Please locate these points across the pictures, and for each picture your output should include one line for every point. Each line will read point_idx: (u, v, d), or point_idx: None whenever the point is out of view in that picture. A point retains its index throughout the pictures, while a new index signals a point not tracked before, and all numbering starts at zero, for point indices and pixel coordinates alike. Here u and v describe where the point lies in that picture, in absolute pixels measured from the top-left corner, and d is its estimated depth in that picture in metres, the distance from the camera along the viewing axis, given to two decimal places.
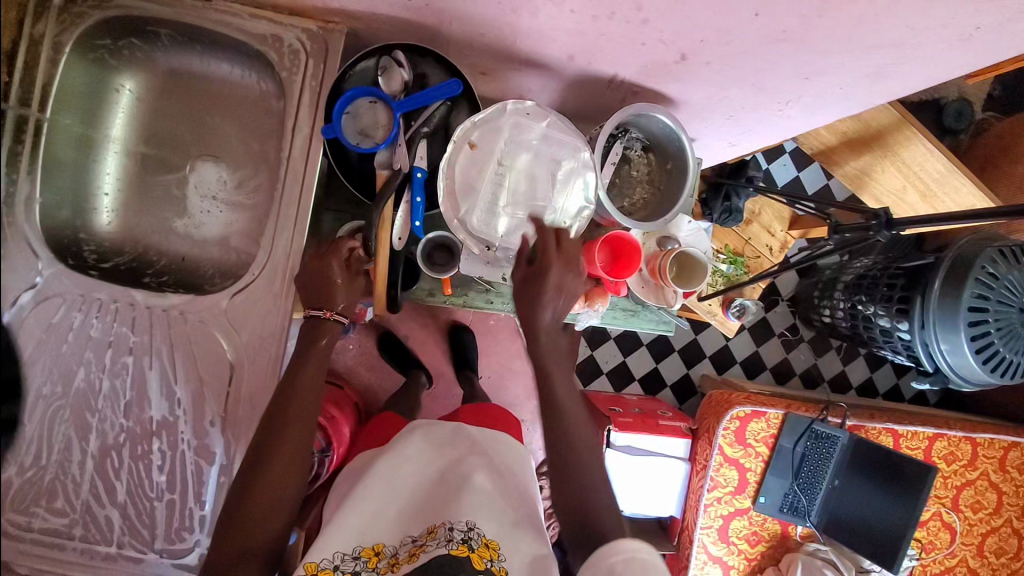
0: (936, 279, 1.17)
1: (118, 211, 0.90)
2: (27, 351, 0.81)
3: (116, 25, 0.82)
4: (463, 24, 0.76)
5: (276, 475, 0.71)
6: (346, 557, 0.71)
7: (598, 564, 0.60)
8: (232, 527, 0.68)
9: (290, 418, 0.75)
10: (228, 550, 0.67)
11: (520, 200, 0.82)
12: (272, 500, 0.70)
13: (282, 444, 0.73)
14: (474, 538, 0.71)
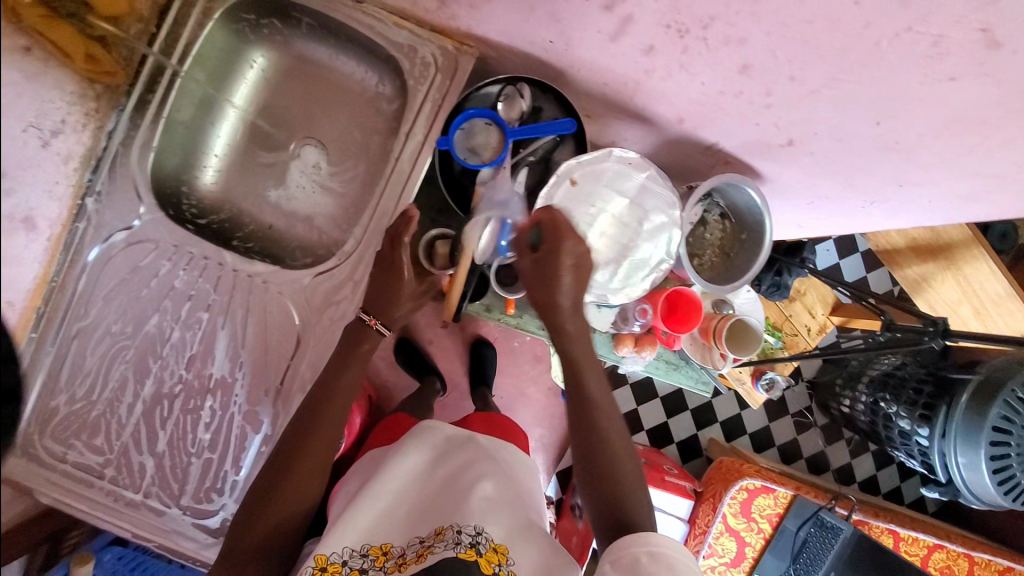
0: (964, 393, 1.19)
1: (221, 173, 0.94)
2: (112, 287, 0.84)
3: (264, 6, 0.89)
4: (590, 72, 0.81)
5: (305, 474, 0.72)
6: (353, 553, 0.70)
7: (622, 552, 0.64)
8: (255, 518, 0.70)
9: (323, 413, 0.75)
10: (252, 539, 0.70)
11: (605, 242, 0.85)
12: (297, 493, 0.72)
13: (315, 442, 0.74)
14: (483, 543, 0.68)
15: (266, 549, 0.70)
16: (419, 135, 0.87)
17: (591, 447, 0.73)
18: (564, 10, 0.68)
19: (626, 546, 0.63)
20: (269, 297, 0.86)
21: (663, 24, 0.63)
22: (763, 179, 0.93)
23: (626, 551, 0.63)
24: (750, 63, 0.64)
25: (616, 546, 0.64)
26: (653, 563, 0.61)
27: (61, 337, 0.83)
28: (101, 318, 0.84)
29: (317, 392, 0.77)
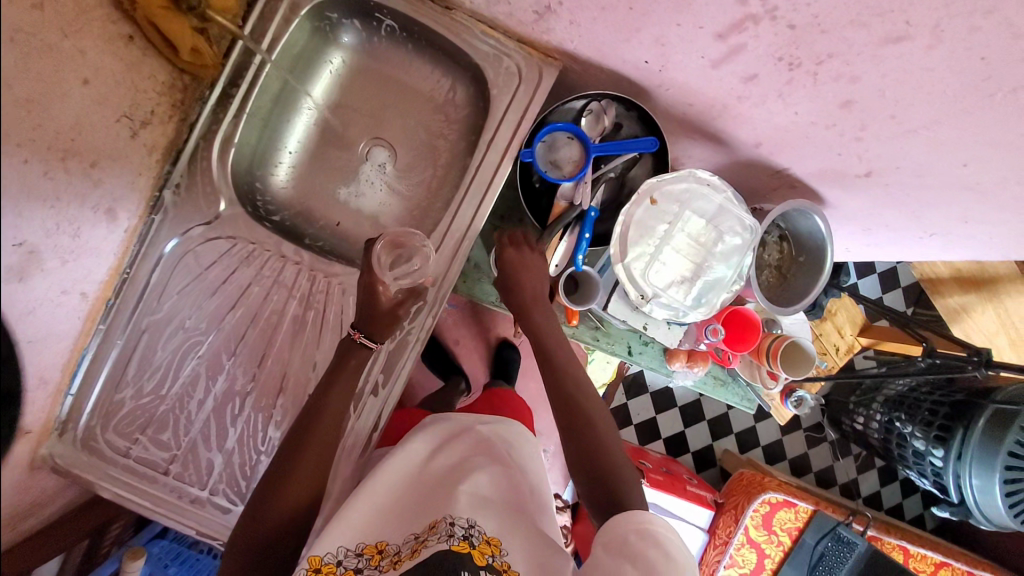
0: (982, 415, 1.13)
1: (294, 170, 0.94)
2: (186, 284, 0.85)
3: (350, 4, 0.88)
4: (677, 93, 0.81)
5: (302, 477, 0.72)
6: (349, 552, 0.64)
7: (612, 536, 0.63)
8: (256, 525, 0.70)
9: (319, 418, 0.76)
10: (252, 543, 0.69)
11: (680, 260, 0.87)
12: (302, 495, 0.72)
13: (310, 445, 0.74)
14: (475, 535, 0.65)
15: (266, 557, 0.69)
16: (501, 145, 0.86)
17: (588, 454, 0.74)
18: (671, 34, 0.69)
19: (617, 528, 0.63)
20: (342, 302, 0.89)
21: (774, 57, 0.65)
22: (826, 205, 0.95)
23: (617, 531, 0.63)
24: (851, 98, 0.66)
25: (608, 528, 0.64)
26: (641, 541, 0.61)
27: (133, 330, 0.84)
28: (174, 313, 0.85)
29: (316, 400, 0.77)
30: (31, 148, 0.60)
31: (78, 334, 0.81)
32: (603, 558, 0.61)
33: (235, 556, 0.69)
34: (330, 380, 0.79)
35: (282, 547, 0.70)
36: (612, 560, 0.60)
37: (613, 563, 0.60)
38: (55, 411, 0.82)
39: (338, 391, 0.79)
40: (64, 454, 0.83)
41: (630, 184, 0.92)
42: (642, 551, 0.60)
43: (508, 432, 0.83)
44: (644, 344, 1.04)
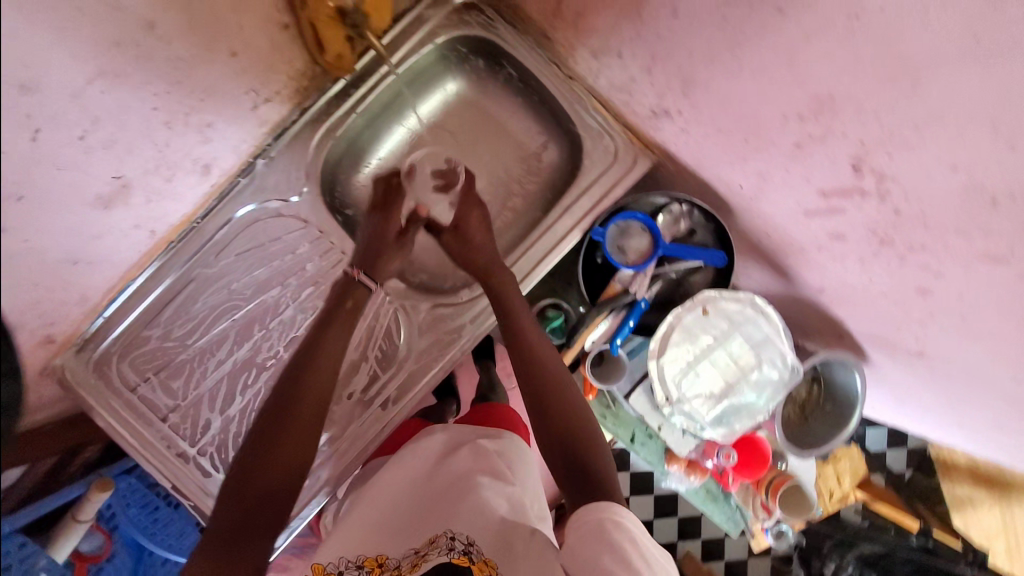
0: None
1: (377, 174, 0.97)
2: (246, 249, 0.88)
3: (482, 45, 0.92)
4: (760, 220, 0.83)
5: (293, 445, 0.68)
6: (350, 563, 0.64)
7: (582, 521, 0.58)
8: (239, 498, 0.63)
9: (307, 371, 0.73)
10: (225, 525, 0.60)
11: (714, 374, 0.87)
12: (285, 462, 0.67)
13: (299, 405, 0.71)
14: (474, 553, 0.61)
15: (246, 531, 0.60)
16: (578, 215, 0.88)
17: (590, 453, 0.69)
18: (775, 175, 0.71)
19: (590, 514, 0.58)
20: (382, 312, 0.91)
21: (869, 228, 0.67)
22: (867, 363, 0.95)
23: (592, 519, 0.58)
24: (929, 289, 0.68)
25: (575, 518, 0.59)
26: (619, 531, 0.56)
27: (182, 276, 0.86)
28: (224, 272, 0.87)
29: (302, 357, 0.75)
30: (164, 99, 0.64)
31: (131, 266, 0.83)
32: (576, 548, 0.56)
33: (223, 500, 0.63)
34: (320, 334, 0.77)
35: (260, 529, 0.62)
36: (587, 550, 0.55)
37: (589, 552, 0.55)
38: (82, 327, 0.83)
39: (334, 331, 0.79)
40: (75, 370, 0.84)
41: (686, 287, 0.93)
42: (622, 545, 0.55)
43: (514, 450, 0.74)
44: (647, 436, 1.04)
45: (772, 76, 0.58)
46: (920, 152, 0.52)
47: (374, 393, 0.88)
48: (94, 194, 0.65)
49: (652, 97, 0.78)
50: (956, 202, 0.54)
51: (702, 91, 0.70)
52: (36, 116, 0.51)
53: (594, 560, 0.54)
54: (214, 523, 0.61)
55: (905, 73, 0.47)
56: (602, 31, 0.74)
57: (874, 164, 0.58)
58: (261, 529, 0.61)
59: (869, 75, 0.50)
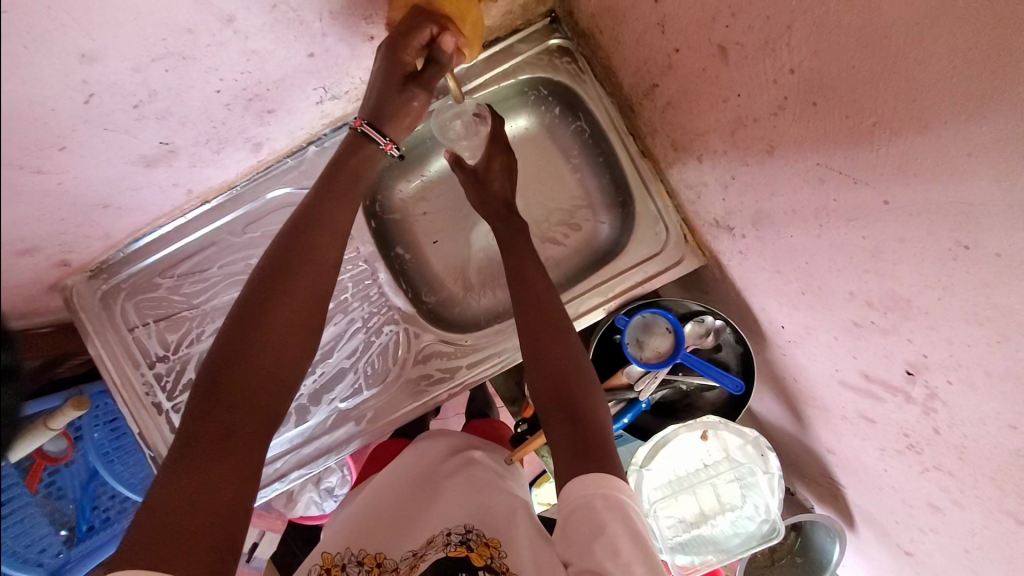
0: None
1: (421, 188, 0.95)
2: (272, 229, 0.87)
3: (565, 92, 0.89)
4: (791, 363, 0.79)
5: (265, 342, 0.56)
6: (353, 558, 0.65)
7: (577, 503, 0.58)
8: (215, 410, 0.52)
9: (304, 253, 0.61)
10: (218, 429, 0.51)
11: (693, 501, 0.84)
12: (264, 381, 0.55)
13: (292, 305, 0.59)
14: (473, 539, 0.64)
15: (233, 439, 0.51)
16: (608, 296, 0.86)
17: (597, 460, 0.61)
18: (821, 334, 0.67)
19: (578, 496, 0.59)
20: (385, 328, 0.90)
21: (901, 429, 0.61)
22: (852, 540, 0.89)
23: (582, 497, 0.58)
24: (941, 509, 0.62)
25: (562, 503, 0.60)
26: (607, 510, 0.57)
27: (208, 237, 0.87)
28: (248, 246, 0.87)
29: (287, 256, 0.61)
30: (229, 84, 0.64)
31: (162, 215, 0.83)
32: (571, 537, 0.57)
33: (158, 503, 0.46)
34: (319, 220, 0.64)
35: (235, 444, 0.51)
36: (582, 537, 0.56)
37: (582, 541, 0.56)
38: (100, 258, 0.84)
39: (341, 207, 0.65)
40: (83, 293, 0.85)
41: (691, 399, 0.90)
42: (612, 532, 0.56)
43: (507, 472, 0.78)
44: None
45: (852, 252, 0.54)
46: (983, 395, 0.48)
47: (354, 406, 0.87)
48: (139, 153, 0.65)
49: (720, 209, 0.73)
50: (1005, 452, 0.49)
51: (772, 229, 0.65)
52: (93, 83, 0.53)
53: (588, 546, 0.55)
54: (195, 432, 0.51)
55: (993, 322, 0.43)
56: (689, 128, 0.70)
57: (930, 379, 0.53)
58: (239, 439, 0.52)
59: (955, 306, 0.45)
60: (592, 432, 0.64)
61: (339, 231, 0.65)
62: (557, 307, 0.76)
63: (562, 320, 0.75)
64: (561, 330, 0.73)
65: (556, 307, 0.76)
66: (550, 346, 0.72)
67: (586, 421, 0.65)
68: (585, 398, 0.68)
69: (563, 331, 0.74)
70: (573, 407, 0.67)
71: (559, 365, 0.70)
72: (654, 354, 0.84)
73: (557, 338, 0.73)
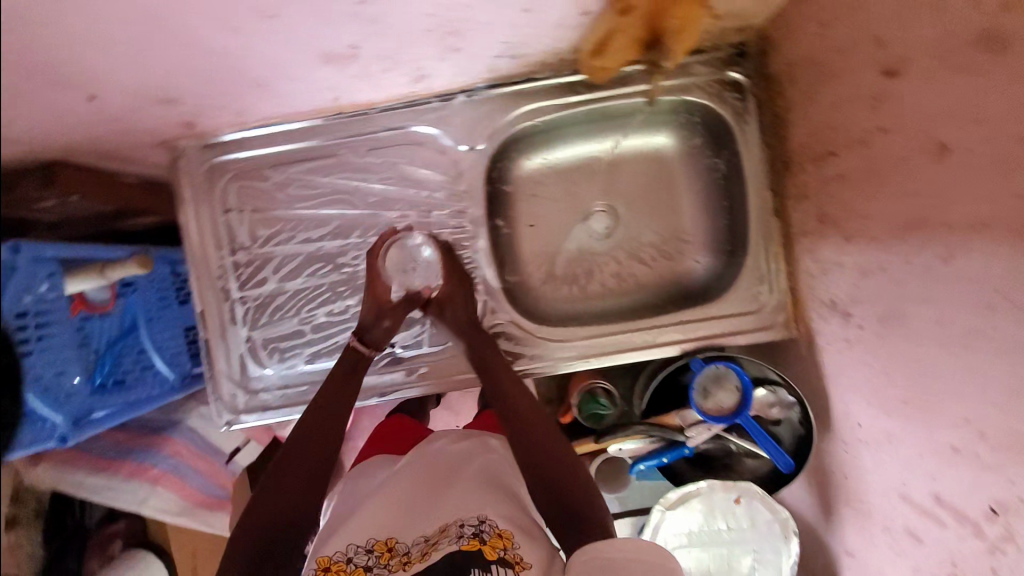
0: None
1: (542, 170, 0.94)
2: (392, 162, 0.87)
3: (719, 128, 0.88)
4: (848, 461, 0.79)
5: (281, 483, 0.68)
6: (359, 549, 0.60)
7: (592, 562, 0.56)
8: (242, 535, 0.65)
9: (304, 416, 0.74)
10: (247, 545, 0.64)
11: (706, 558, 0.84)
12: (274, 522, 0.65)
13: (286, 460, 0.70)
14: (485, 531, 0.59)
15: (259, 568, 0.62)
16: (689, 336, 0.86)
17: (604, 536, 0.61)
18: (906, 446, 0.67)
19: (596, 558, 0.56)
20: (466, 293, 0.88)
21: (949, 558, 0.62)
22: None
23: (595, 558, 0.56)
24: None
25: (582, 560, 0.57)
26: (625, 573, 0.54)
27: (328, 149, 0.86)
28: (363, 170, 0.87)
29: (312, 414, 0.74)
30: (444, 11, 0.63)
31: (299, 111, 0.82)
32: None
33: None
34: (320, 397, 0.76)
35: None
36: None
37: None
38: (222, 133, 0.84)
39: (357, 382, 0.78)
40: (190, 160, 0.85)
41: (731, 460, 0.89)
42: None
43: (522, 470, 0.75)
44: None
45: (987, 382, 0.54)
46: None
47: (411, 356, 0.88)
48: (325, 48, 0.65)
49: (845, 294, 0.73)
50: None
51: (899, 332, 0.65)
52: None
53: None
54: None
55: None
56: (854, 207, 0.69)
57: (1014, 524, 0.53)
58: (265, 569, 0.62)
59: None
60: (589, 510, 0.65)
61: (348, 389, 0.77)
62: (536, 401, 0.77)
63: (540, 411, 0.76)
64: (539, 424, 0.75)
65: (530, 403, 0.77)
66: (535, 435, 0.73)
67: (579, 506, 0.66)
68: (573, 478, 0.69)
69: (530, 423, 0.75)
70: (563, 495, 0.67)
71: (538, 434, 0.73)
72: (715, 408, 0.84)
73: (537, 413, 0.76)
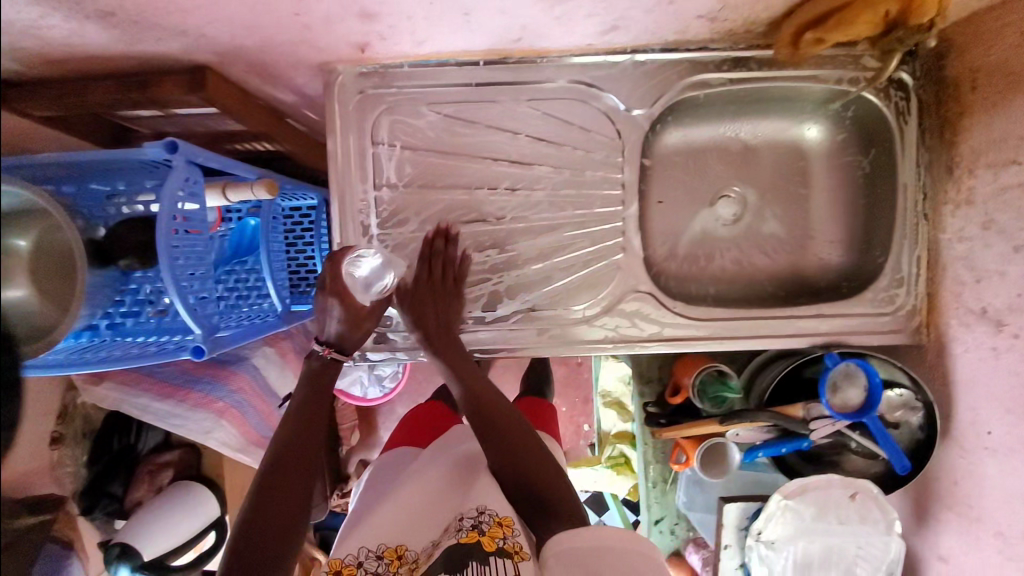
0: None
1: (689, 147, 0.93)
2: (551, 116, 0.85)
3: (878, 128, 0.88)
4: (960, 467, 0.80)
5: (276, 478, 0.69)
6: (370, 554, 0.63)
7: (568, 551, 0.58)
8: (246, 531, 0.64)
9: (304, 406, 0.76)
10: (255, 541, 0.64)
11: (810, 549, 0.85)
12: (275, 516, 0.66)
13: (285, 455, 0.71)
14: (484, 522, 0.63)
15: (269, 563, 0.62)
16: (821, 328, 0.88)
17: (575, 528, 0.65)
18: None
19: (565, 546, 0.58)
20: (605, 260, 0.87)
21: None
22: None
23: (571, 547, 0.58)
24: None
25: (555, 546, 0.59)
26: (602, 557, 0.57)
27: (487, 93, 0.84)
28: (519, 121, 0.85)
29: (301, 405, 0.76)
30: None
31: (472, 49, 0.80)
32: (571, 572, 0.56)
33: None
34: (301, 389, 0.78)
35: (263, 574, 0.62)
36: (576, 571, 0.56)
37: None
38: (387, 61, 0.81)
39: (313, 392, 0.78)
40: (345, 85, 0.83)
41: (838, 456, 0.90)
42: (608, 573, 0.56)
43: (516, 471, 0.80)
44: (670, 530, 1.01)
45: None
46: None
47: (544, 316, 0.87)
48: None
49: (1002, 302, 0.74)
50: None
51: None
52: None
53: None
54: None
55: None
56: None
57: None
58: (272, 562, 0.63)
59: None
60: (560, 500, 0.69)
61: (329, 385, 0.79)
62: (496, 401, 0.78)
63: (505, 411, 0.77)
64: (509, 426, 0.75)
65: (488, 406, 0.77)
66: (497, 436, 0.74)
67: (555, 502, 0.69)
68: (544, 470, 0.72)
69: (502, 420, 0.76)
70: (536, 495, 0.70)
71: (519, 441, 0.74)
72: (843, 404, 0.84)
73: (510, 415, 0.76)
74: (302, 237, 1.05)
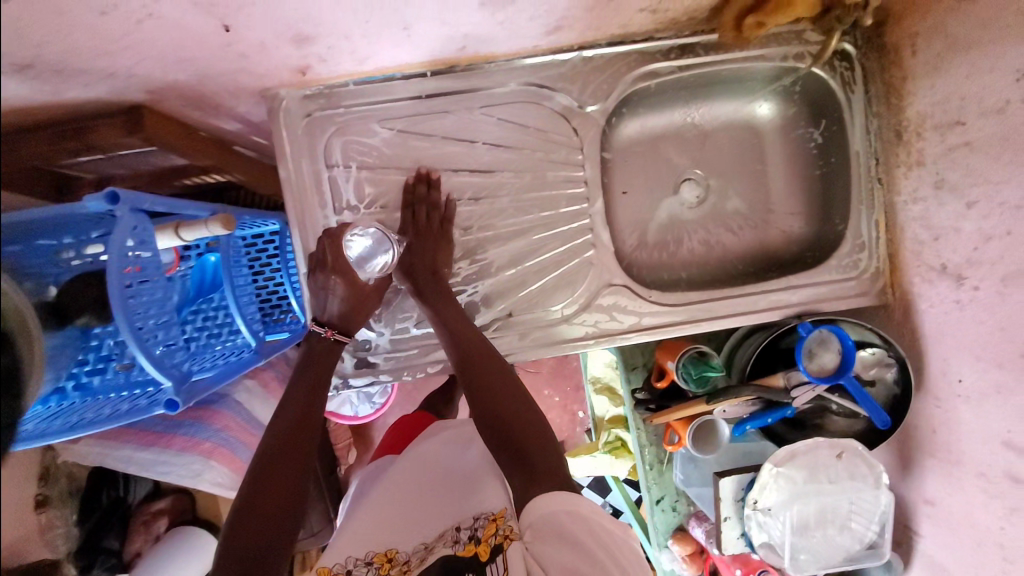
0: None
1: (647, 135, 0.94)
2: (504, 120, 0.84)
3: (826, 98, 0.90)
4: (937, 415, 0.84)
5: (264, 484, 0.65)
6: (359, 561, 0.64)
7: (550, 524, 0.57)
8: (231, 543, 0.61)
9: (297, 406, 0.73)
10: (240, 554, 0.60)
11: (805, 509, 0.88)
12: (263, 525, 0.62)
13: (274, 459, 0.67)
14: (479, 527, 0.62)
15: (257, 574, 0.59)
16: (791, 301, 0.90)
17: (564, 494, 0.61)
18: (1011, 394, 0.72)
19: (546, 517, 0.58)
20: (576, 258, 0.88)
21: None
22: None
23: (552, 518, 0.57)
24: None
25: (535, 519, 0.58)
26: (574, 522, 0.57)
27: (438, 104, 0.83)
28: (473, 128, 0.84)
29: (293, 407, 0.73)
30: None
31: (415, 62, 0.79)
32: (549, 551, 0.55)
33: None
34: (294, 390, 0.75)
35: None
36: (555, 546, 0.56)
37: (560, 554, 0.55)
38: (331, 82, 0.79)
39: (306, 388, 0.75)
40: (290, 109, 0.80)
41: (821, 419, 0.94)
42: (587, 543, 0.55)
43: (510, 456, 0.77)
44: (671, 507, 1.05)
45: None
46: None
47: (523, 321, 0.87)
48: None
49: (961, 256, 0.77)
50: None
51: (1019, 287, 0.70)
52: None
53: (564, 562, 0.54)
54: None
55: None
56: (979, 169, 0.72)
57: None
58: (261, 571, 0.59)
59: None
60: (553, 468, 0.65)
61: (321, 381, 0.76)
62: (494, 371, 0.75)
63: (505, 378, 0.74)
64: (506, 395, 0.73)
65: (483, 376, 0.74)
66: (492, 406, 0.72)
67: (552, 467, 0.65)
68: (540, 439, 0.68)
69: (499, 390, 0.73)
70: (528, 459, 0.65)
71: (506, 407, 0.71)
72: (821, 369, 0.86)
73: (511, 386, 0.74)
74: (268, 267, 1.02)
